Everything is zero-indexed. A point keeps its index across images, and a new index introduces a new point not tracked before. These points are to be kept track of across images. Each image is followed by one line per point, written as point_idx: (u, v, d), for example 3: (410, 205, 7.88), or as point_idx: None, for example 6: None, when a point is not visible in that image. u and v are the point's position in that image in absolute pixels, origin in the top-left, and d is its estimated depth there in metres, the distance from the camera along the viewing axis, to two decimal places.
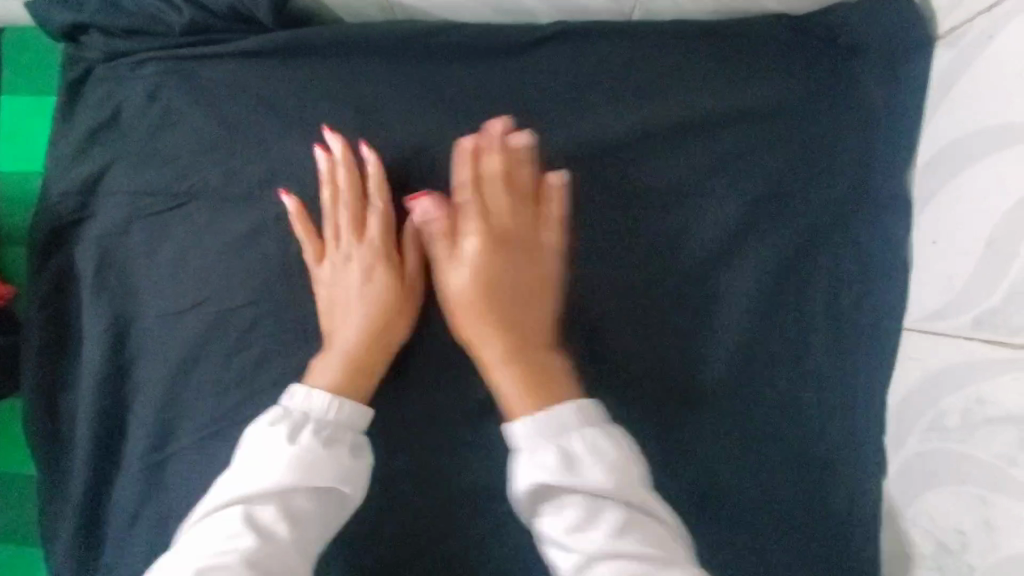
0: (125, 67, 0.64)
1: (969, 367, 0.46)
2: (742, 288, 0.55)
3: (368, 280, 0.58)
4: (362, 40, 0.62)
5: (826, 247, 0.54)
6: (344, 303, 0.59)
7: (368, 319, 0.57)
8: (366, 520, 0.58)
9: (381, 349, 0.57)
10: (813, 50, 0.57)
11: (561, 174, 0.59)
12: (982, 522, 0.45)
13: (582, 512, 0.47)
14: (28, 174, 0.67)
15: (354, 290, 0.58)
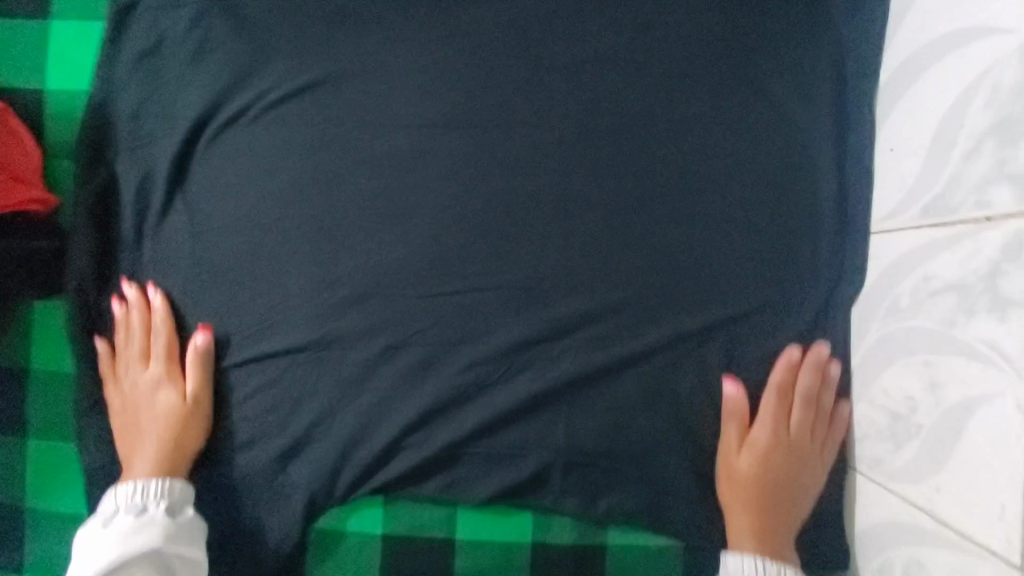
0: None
1: (919, 251, 0.53)
2: (801, 471, 0.63)
3: (168, 425, 0.66)
4: None
5: (804, 445, 0.63)
6: (147, 447, 0.66)
7: (167, 455, 0.65)
8: (401, 398, 0.67)
9: (187, 445, 0.66)
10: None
11: (564, 101, 0.66)
12: (927, 384, 0.52)
13: None
14: (75, 92, 0.72)
15: (155, 441, 0.66)
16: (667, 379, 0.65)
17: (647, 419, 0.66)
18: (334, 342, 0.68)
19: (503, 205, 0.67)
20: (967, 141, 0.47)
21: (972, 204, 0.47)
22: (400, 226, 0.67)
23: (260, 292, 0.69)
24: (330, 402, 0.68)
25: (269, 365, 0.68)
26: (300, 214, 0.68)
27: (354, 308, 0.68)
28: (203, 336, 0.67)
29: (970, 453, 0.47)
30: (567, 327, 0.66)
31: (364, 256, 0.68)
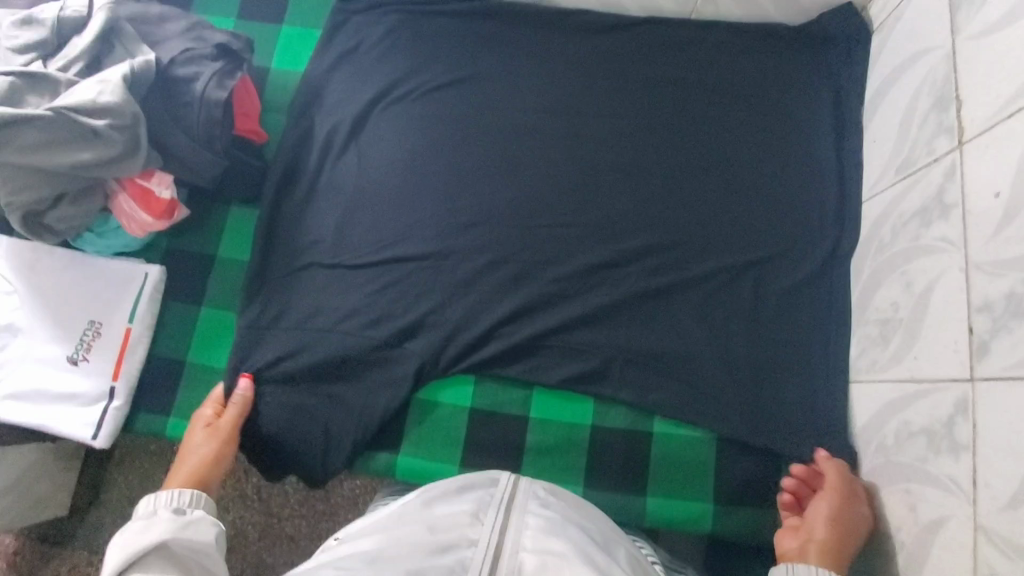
0: (366, 15, 1.01)
1: (896, 198, 0.75)
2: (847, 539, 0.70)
3: (197, 467, 0.79)
4: (522, 15, 0.98)
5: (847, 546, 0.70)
6: (183, 467, 0.79)
7: (192, 474, 0.78)
8: (499, 302, 0.87)
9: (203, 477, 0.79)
10: (802, 44, 0.92)
11: (639, 104, 0.93)
12: (907, 284, 0.71)
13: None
14: (292, 73, 1.01)
15: (194, 459, 0.80)
16: (710, 304, 0.84)
17: (691, 337, 0.83)
18: (451, 254, 0.89)
19: (590, 170, 0.91)
20: (922, 118, 0.72)
21: (927, 154, 0.70)
22: (513, 176, 0.92)
23: (400, 212, 0.91)
24: (444, 297, 0.87)
25: (403, 267, 0.89)
26: (442, 163, 0.93)
27: (472, 230, 0.90)
28: (245, 384, 0.85)
29: (935, 319, 0.65)
30: (631, 262, 0.86)
31: (486, 193, 0.91)
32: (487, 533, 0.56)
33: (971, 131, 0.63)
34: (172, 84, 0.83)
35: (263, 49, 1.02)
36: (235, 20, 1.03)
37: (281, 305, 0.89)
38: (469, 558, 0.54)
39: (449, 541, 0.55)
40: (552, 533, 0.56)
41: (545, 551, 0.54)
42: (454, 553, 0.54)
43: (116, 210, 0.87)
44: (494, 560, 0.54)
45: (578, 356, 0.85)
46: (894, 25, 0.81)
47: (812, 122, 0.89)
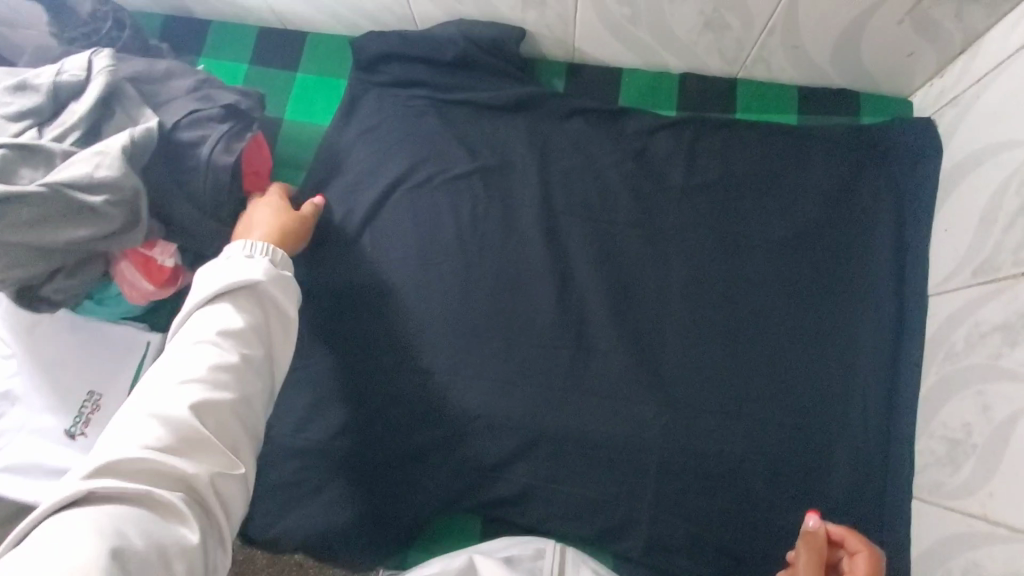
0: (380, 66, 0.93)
1: (969, 306, 0.67)
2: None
3: None
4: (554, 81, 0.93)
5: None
6: None
7: None
8: (518, 402, 0.82)
9: None
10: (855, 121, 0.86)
11: (678, 185, 0.86)
12: (982, 409, 0.63)
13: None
14: (307, 125, 0.96)
15: None
16: (743, 414, 0.79)
17: (726, 453, 0.78)
18: (475, 339, 0.85)
19: (621, 258, 0.86)
20: (1006, 220, 0.63)
21: (1012, 264, 0.62)
22: (542, 258, 0.86)
23: (417, 299, 0.87)
24: (465, 385, 0.83)
25: (425, 348, 0.85)
26: (467, 236, 0.88)
27: (498, 316, 0.85)
28: None
29: (1016, 461, 0.58)
30: (659, 364, 0.82)
31: (512, 272, 0.87)
32: None
33: None
34: (176, 149, 0.78)
35: (276, 98, 0.97)
36: (248, 66, 0.98)
37: (293, 394, 0.86)
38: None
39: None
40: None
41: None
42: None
43: (119, 277, 0.81)
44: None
45: (604, 483, 0.79)
46: (970, 105, 0.72)
47: (870, 210, 0.82)
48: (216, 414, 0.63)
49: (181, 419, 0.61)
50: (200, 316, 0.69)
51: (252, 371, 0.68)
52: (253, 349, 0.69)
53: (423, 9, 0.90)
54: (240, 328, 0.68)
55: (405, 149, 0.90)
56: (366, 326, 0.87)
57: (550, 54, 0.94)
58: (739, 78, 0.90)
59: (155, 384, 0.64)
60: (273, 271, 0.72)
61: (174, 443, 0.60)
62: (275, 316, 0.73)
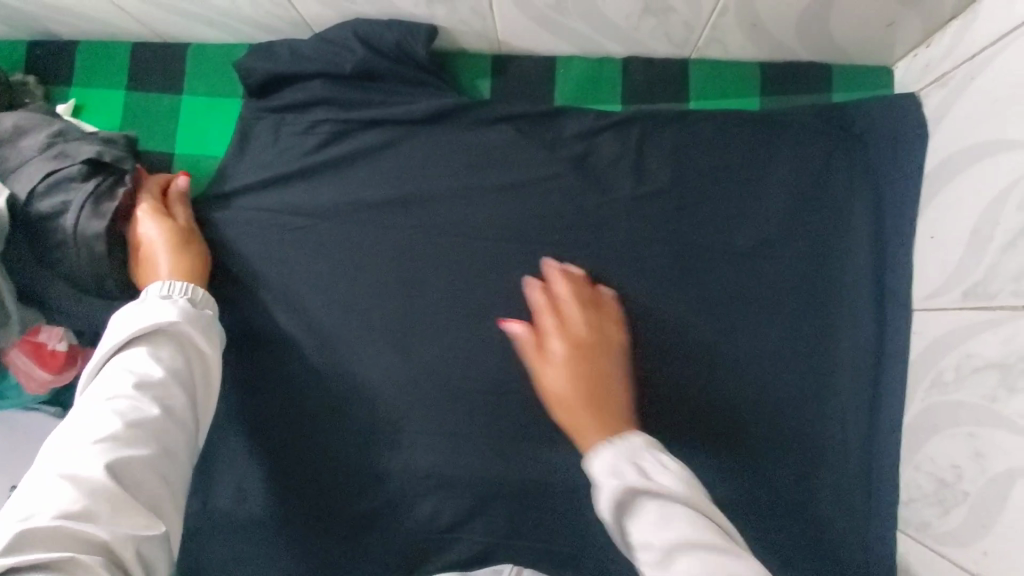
0: (274, 84, 0.79)
1: (959, 331, 0.59)
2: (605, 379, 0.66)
3: None
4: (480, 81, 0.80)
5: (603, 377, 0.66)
6: None
7: None
8: (468, 456, 0.75)
9: None
10: (826, 102, 0.74)
11: (629, 194, 0.75)
12: (975, 452, 0.56)
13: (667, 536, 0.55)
14: (200, 158, 0.83)
15: None
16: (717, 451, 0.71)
17: None
18: (417, 392, 0.76)
19: (570, 284, 0.75)
20: (1004, 239, 0.54)
21: (1009, 293, 0.53)
22: (482, 293, 0.76)
23: (347, 352, 0.77)
24: (410, 442, 0.76)
25: (362, 406, 0.76)
26: (395, 273, 0.77)
27: (439, 363, 0.76)
28: None
29: (1012, 521, 0.52)
30: None
31: (449, 311, 0.77)
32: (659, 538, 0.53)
33: None
34: (40, 225, 0.67)
35: (162, 129, 0.83)
36: (126, 93, 0.84)
37: (225, 469, 0.78)
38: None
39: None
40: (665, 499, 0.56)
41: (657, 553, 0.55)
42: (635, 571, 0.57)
43: (13, 368, 0.74)
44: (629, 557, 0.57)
45: (569, 536, 0.74)
46: (962, 88, 0.61)
47: (847, 207, 0.71)
48: (132, 473, 0.54)
49: (91, 483, 0.51)
50: (111, 372, 0.59)
51: (174, 422, 0.58)
52: (176, 398, 0.59)
53: (314, 11, 0.76)
54: (158, 376, 0.59)
55: (315, 183, 0.79)
56: (292, 387, 0.78)
57: (472, 48, 0.80)
58: (693, 59, 0.77)
59: (60, 453, 0.54)
60: (179, 309, 0.63)
61: (85, 504, 0.50)
62: (199, 362, 0.63)
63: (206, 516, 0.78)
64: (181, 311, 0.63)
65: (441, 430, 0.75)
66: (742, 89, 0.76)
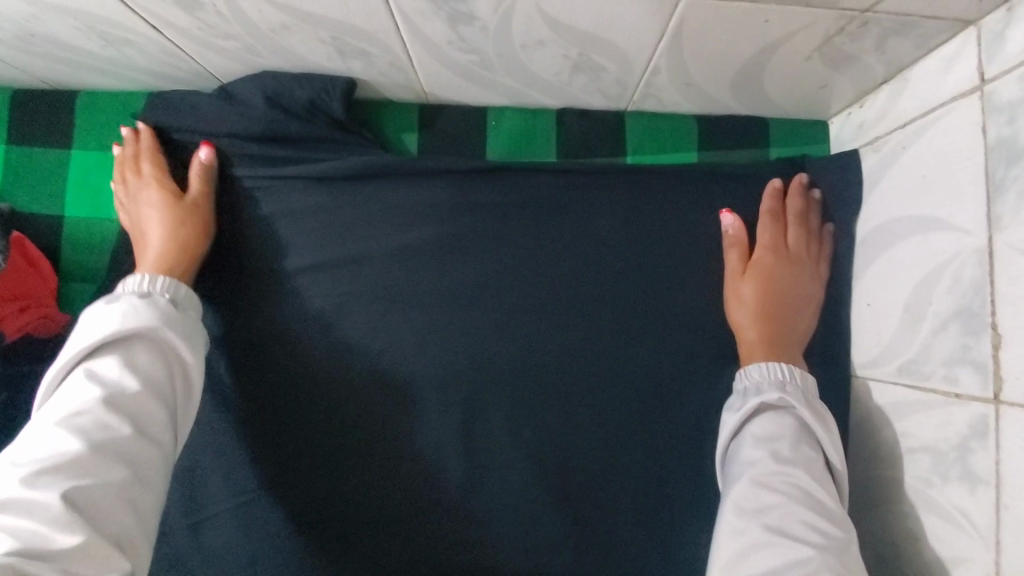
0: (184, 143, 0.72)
1: (896, 407, 0.58)
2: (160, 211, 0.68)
3: None
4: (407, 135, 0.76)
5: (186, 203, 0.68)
6: None
7: None
8: (406, 540, 0.69)
9: None
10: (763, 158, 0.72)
11: (566, 253, 0.72)
12: (914, 535, 0.55)
13: (757, 514, 0.52)
14: (94, 221, 0.75)
15: None
16: (662, 525, 0.68)
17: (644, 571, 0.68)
18: (347, 474, 0.70)
19: (506, 350, 0.71)
20: (933, 319, 0.53)
21: (942, 377, 0.52)
22: (414, 362, 0.71)
23: (270, 433, 0.71)
24: (339, 529, 0.70)
25: (285, 491, 0.70)
26: (317, 344, 0.72)
27: (371, 441, 0.71)
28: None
29: None
30: (563, 475, 0.69)
31: (379, 383, 0.71)
32: (811, 533, 0.50)
33: (1010, 390, 0.45)
34: None
35: (49, 188, 0.75)
36: (5, 148, 0.75)
37: None
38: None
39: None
40: (815, 515, 0.51)
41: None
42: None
43: None
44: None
45: None
46: (894, 156, 0.59)
47: None
48: (99, 498, 0.49)
49: (51, 505, 0.46)
50: (73, 381, 0.53)
51: (148, 438, 0.53)
52: (153, 411, 0.54)
53: (217, 62, 0.69)
54: (134, 388, 0.54)
55: (233, 248, 0.73)
56: (208, 474, 0.71)
57: (396, 97, 0.75)
58: (630, 112, 0.74)
59: (35, 441, 0.50)
60: (158, 308, 0.58)
61: (51, 512, 0.46)
62: (178, 371, 0.58)
63: None
64: (163, 313, 0.58)
65: (376, 516, 0.70)
66: (678, 143, 0.74)
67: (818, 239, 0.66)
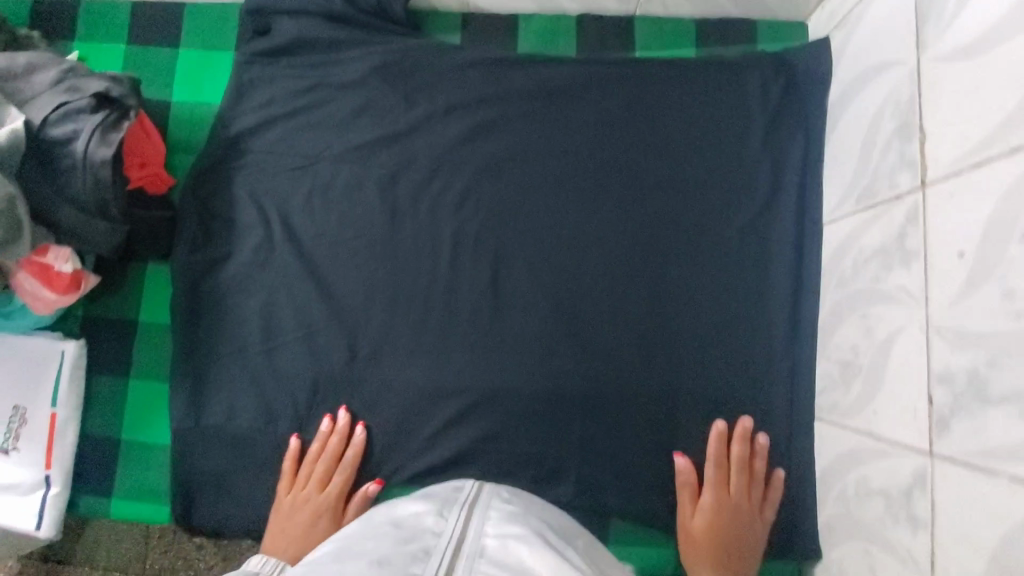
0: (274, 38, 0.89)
1: (855, 229, 0.69)
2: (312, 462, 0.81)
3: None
4: (452, 38, 0.91)
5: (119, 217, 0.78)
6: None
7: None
8: (446, 361, 0.83)
9: None
10: (752, 51, 0.85)
11: (582, 130, 0.86)
12: (868, 330, 0.65)
13: None
14: (196, 106, 0.92)
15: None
16: (657, 351, 0.82)
17: (643, 390, 0.81)
18: (402, 307, 0.85)
19: (531, 208, 0.86)
20: (882, 143, 0.64)
21: (889, 188, 0.63)
22: (458, 218, 0.86)
23: (337, 274, 0.86)
24: (391, 352, 0.84)
25: (347, 321, 0.85)
26: (376, 203, 0.87)
27: (423, 280, 0.86)
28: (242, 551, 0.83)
29: (894, 376, 0.60)
30: (575, 310, 0.83)
31: (429, 231, 0.87)
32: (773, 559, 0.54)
33: (934, 172, 0.56)
34: (47, 148, 0.74)
35: (161, 79, 0.92)
36: (127, 47, 0.93)
37: (213, 382, 0.84)
38: (434, 544, 0.53)
39: (411, 533, 0.55)
40: None
41: (505, 534, 0.55)
42: (418, 541, 0.53)
43: (18, 289, 0.79)
44: (458, 544, 0.54)
45: (533, 439, 0.81)
46: (856, 26, 0.71)
47: (768, 138, 0.83)
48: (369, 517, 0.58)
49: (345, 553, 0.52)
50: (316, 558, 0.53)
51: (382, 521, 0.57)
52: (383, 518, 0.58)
53: None
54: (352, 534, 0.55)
55: (310, 125, 0.89)
56: (282, 308, 0.86)
57: (444, 6, 0.91)
58: (639, 16, 0.88)
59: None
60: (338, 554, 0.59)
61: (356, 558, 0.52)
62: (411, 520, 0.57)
63: (196, 430, 0.83)
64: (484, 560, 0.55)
65: (422, 341, 0.84)
66: (679, 43, 0.87)
67: (759, 476, 0.78)
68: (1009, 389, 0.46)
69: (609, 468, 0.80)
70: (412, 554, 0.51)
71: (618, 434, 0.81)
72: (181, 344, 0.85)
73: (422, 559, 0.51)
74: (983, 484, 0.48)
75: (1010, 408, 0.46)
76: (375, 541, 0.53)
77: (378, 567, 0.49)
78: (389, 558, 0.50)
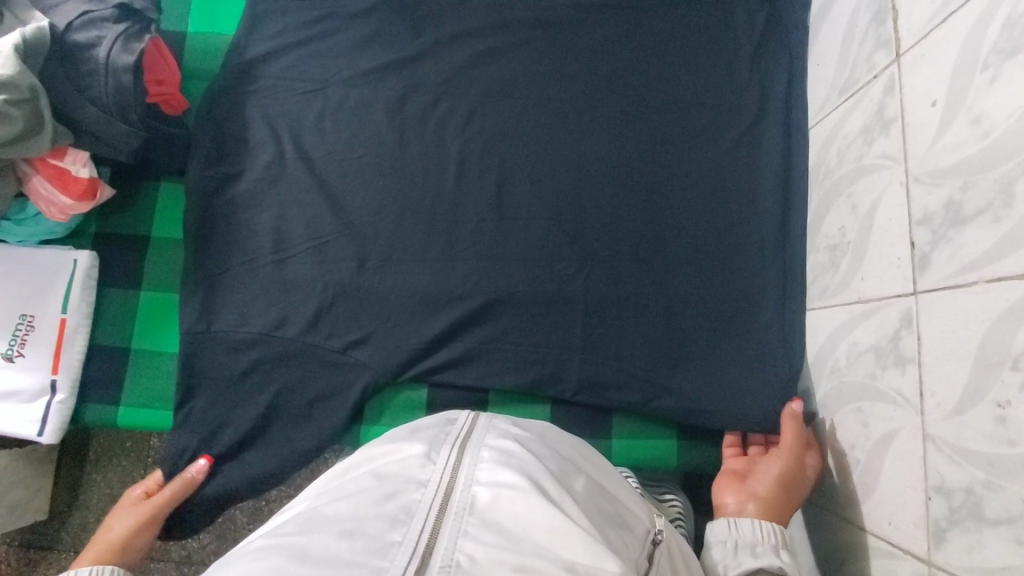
0: None
1: (842, 120, 0.74)
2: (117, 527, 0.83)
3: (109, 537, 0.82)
4: None
5: None
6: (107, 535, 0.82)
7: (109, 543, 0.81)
8: (454, 268, 0.86)
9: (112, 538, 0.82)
10: None
11: (583, 54, 0.91)
12: (855, 207, 0.70)
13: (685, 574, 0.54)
14: (210, 36, 0.95)
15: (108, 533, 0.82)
16: (658, 256, 0.84)
17: (645, 293, 0.84)
18: (410, 220, 0.88)
19: (533, 127, 0.89)
20: (862, 35, 0.71)
21: (867, 72, 0.69)
22: (463, 135, 0.90)
23: (346, 189, 0.89)
24: (397, 261, 0.87)
25: (355, 233, 0.87)
26: (384, 123, 0.91)
27: (429, 194, 0.88)
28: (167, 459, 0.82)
29: (879, 236, 0.65)
30: (576, 218, 0.86)
31: (436, 148, 0.90)
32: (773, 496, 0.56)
33: (906, 43, 0.62)
34: (71, 52, 0.77)
35: (175, 9, 0.95)
36: None
37: (224, 291, 0.86)
38: (418, 501, 0.47)
39: (393, 487, 0.48)
40: None
41: (497, 483, 0.48)
42: (400, 499, 0.47)
43: (33, 194, 0.81)
44: (444, 499, 0.47)
45: (537, 339, 0.84)
46: None
47: (758, 58, 0.88)
48: (344, 485, 0.49)
49: (314, 541, 0.43)
50: (277, 544, 0.44)
51: (360, 487, 0.48)
52: (364, 482, 0.49)
53: None
54: (324, 513, 0.46)
55: (320, 51, 0.93)
56: (292, 222, 0.88)
57: None
58: None
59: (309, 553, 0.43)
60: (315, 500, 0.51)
61: (327, 543, 0.43)
62: (396, 478, 0.49)
63: (207, 336, 0.85)
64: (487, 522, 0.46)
65: (429, 249, 0.87)
66: None
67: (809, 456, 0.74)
68: (981, 204, 0.51)
69: (612, 363, 0.83)
70: (391, 518, 0.45)
71: (621, 329, 0.83)
72: (192, 256, 0.87)
73: (403, 521, 0.45)
74: (962, 297, 0.52)
75: (984, 218, 0.51)
76: (350, 503, 0.46)
77: (349, 539, 0.43)
78: (364, 524, 0.44)
